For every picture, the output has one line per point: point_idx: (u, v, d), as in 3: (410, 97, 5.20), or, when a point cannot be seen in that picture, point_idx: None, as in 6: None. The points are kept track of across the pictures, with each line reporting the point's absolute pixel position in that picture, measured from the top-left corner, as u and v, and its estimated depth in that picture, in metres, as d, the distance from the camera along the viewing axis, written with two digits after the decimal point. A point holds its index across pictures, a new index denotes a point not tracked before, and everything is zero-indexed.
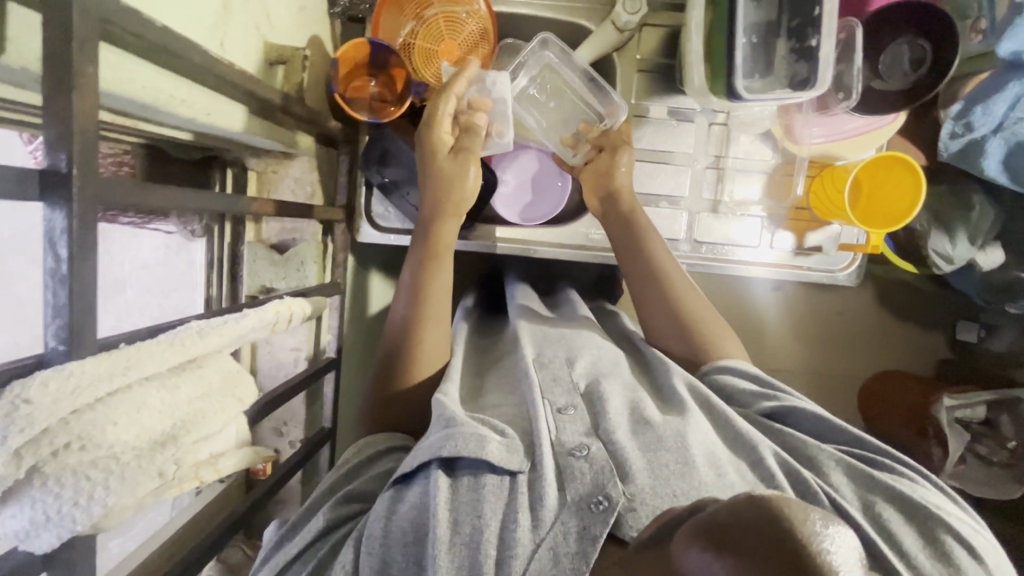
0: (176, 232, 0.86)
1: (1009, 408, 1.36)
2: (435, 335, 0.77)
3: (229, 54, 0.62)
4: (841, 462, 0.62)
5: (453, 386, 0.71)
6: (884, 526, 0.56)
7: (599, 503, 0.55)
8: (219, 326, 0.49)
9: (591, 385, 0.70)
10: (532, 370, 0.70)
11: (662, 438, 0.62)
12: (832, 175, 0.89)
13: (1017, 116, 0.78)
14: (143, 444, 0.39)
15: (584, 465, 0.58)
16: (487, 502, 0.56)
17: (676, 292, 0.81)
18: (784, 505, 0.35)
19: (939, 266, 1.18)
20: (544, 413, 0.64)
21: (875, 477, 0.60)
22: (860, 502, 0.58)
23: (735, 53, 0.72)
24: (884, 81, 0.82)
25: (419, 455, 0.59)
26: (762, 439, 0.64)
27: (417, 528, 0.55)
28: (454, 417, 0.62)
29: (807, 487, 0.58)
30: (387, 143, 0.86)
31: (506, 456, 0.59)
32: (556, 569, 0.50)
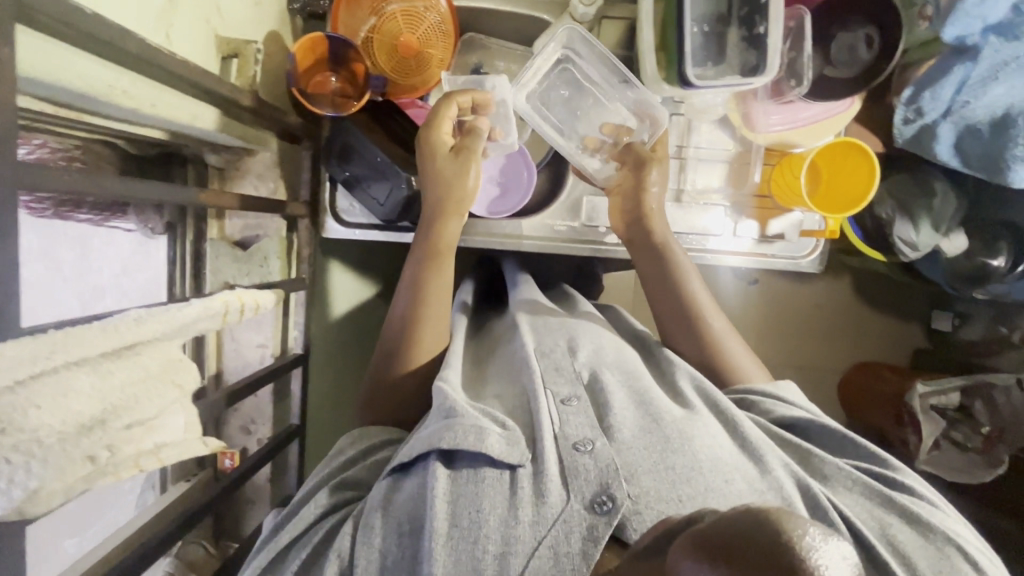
0: (136, 230, 0.84)
1: (981, 395, 1.36)
2: (433, 330, 0.78)
3: (176, 46, 0.62)
4: (855, 479, 0.64)
5: (453, 371, 0.72)
6: (897, 546, 0.57)
7: (603, 504, 0.56)
8: (160, 314, 0.49)
9: (593, 376, 0.71)
10: (534, 358, 0.72)
11: (669, 439, 0.63)
12: (789, 162, 0.88)
13: (963, 100, 0.79)
14: (71, 429, 0.39)
15: (589, 461, 0.60)
16: (486, 496, 0.58)
17: (692, 296, 0.82)
18: (783, 518, 0.34)
19: (904, 254, 1.19)
20: (547, 404, 0.65)
21: (892, 498, 0.62)
22: (871, 518, 0.60)
23: (685, 42, 0.76)
24: (836, 68, 0.85)
25: (418, 445, 0.62)
26: (773, 448, 0.66)
27: (413, 519, 0.58)
28: (454, 407, 0.64)
29: (817, 498, 0.60)
30: (346, 138, 0.85)
31: (506, 449, 0.60)
32: (556, 567, 0.53)
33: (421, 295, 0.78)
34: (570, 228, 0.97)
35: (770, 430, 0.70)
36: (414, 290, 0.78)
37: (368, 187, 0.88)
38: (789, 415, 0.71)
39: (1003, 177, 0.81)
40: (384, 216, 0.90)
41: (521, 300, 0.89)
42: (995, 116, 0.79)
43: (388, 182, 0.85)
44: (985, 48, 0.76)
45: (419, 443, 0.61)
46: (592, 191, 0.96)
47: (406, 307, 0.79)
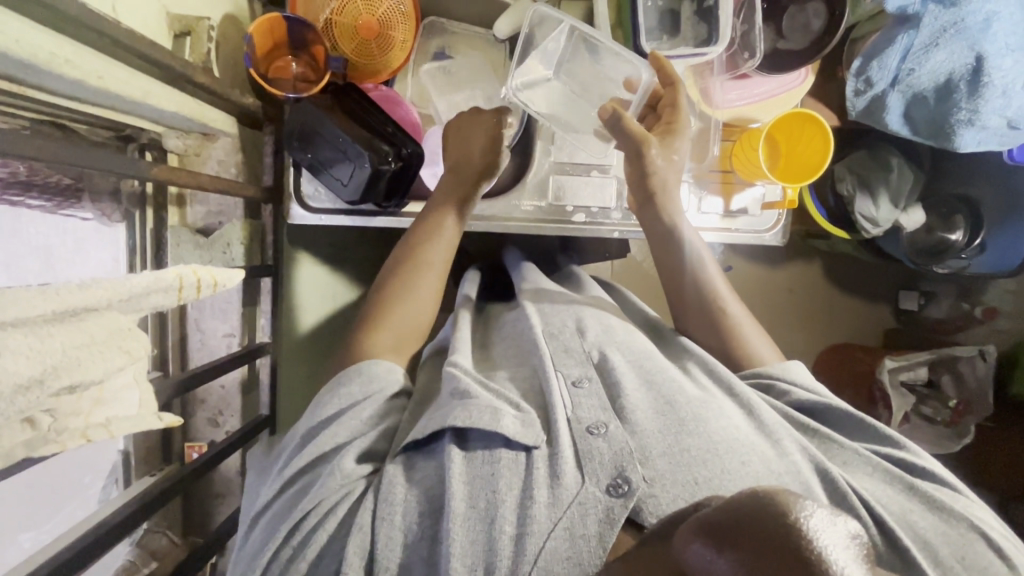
0: (93, 219, 0.81)
1: (950, 369, 1.41)
2: (397, 324, 0.77)
3: (123, 18, 0.61)
4: (874, 465, 0.65)
5: (465, 356, 0.73)
6: (919, 534, 0.58)
7: (619, 486, 0.57)
8: (107, 280, 0.47)
9: (603, 357, 0.73)
10: (544, 341, 0.74)
11: (683, 421, 0.65)
12: (748, 137, 0.90)
13: (909, 69, 0.82)
14: (10, 387, 0.38)
15: (603, 444, 0.61)
16: (503, 477, 0.58)
17: (701, 274, 0.83)
18: (787, 500, 0.36)
19: (866, 230, 1.21)
20: (558, 386, 0.67)
21: (916, 485, 0.62)
22: (892, 502, 0.61)
23: (638, 16, 0.85)
24: (788, 41, 0.88)
25: (431, 424, 0.62)
26: (789, 430, 0.66)
27: (432, 499, 0.58)
28: (468, 391, 0.65)
29: (835, 480, 0.60)
30: (305, 119, 0.84)
31: (521, 430, 0.61)
32: (572, 548, 0.53)
33: (406, 281, 0.80)
34: (537, 208, 0.96)
35: (787, 414, 0.70)
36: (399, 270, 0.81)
37: (332, 169, 0.88)
38: (805, 398, 0.72)
39: (950, 143, 0.85)
40: (348, 197, 0.89)
41: (526, 286, 0.88)
42: (939, 83, 0.82)
43: (352, 163, 0.85)
44: (925, 15, 0.79)
45: (435, 422, 0.62)
46: (557, 169, 0.96)
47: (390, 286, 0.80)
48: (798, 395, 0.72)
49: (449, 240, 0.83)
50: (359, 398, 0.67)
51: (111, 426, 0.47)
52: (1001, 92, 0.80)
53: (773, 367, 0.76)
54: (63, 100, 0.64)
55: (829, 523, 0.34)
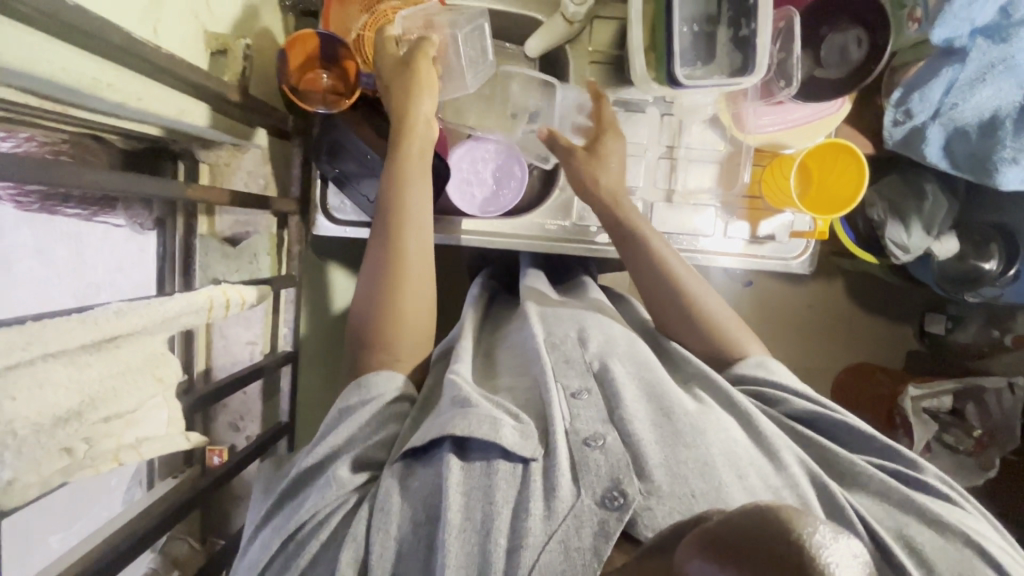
0: (124, 226, 0.85)
1: (974, 397, 1.35)
2: (413, 300, 0.76)
3: (162, 40, 0.62)
4: (875, 480, 0.63)
5: (464, 366, 0.73)
6: (918, 552, 0.56)
7: (614, 499, 0.57)
8: (142, 307, 0.48)
9: (604, 367, 0.72)
10: (544, 350, 0.73)
11: (681, 433, 0.64)
12: (781, 162, 0.89)
13: (952, 102, 0.80)
14: (48, 420, 0.39)
15: (599, 456, 0.60)
16: (499, 489, 0.58)
17: (676, 284, 0.80)
18: (792, 518, 0.33)
19: (895, 256, 1.18)
20: (558, 398, 0.66)
21: (916, 500, 0.60)
22: (890, 519, 0.60)
23: (674, 40, 0.74)
24: (825, 70, 0.86)
25: (430, 431, 0.61)
26: (787, 442, 0.65)
27: (428, 508, 0.58)
28: (468, 397, 0.64)
29: (833, 496, 0.60)
30: (336, 135, 0.85)
31: (520, 442, 0.60)
32: (566, 562, 0.53)
33: (390, 272, 0.75)
34: (561, 228, 0.97)
35: (785, 425, 0.69)
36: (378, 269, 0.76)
37: (359, 185, 0.90)
38: (803, 409, 0.70)
39: (990, 179, 0.83)
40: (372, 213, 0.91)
41: (528, 291, 0.88)
42: (984, 119, 0.80)
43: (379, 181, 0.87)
44: (972, 50, 0.77)
45: (435, 428, 0.61)
46: None
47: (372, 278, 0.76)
48: (793, 403, 0.70)
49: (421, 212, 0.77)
50: (357, 405, 0.67)
51: (140, 448, 0.47)
52: None
53: (761, 372, 0.74)
54: (109, 119, 0.66)
55: (836, 543, 0.32)
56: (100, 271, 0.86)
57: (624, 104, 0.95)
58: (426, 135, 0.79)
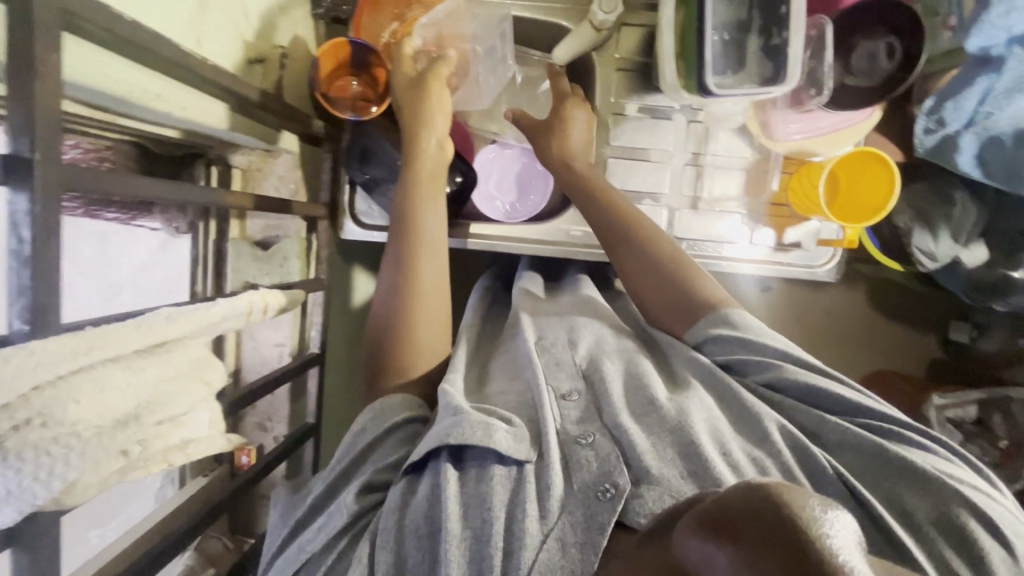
0: (161, 229, 0.86)
1: (1000, 407, 1.32)
2: (433, 298, 0.75)
3: (205, 51, 0.64)
4: (852, 436, 0.61)
5: (458, 375, 0.71)
6: (902, 511, 0.56)
7: (606, 491, 0.56)
8: (190, 313, 0.49)
9: (592, 363, 0.71)
10: (534, 353, 0.72)
11: (665, 415, 0.63)
12: (807, 172, 0.90)
13: (987, 111, 0.79)
14: (108, 423, 0.41)
15: (590, 453, 0.60)
16: (496, 494, 0.56)
17: (642, 238, 0.80)
18: (784, 492, 0.34)
19: (923, 263, 1.18)
20: (549, 401, 0.65)
21: (894, 455, 0.59)
22: (872, 478, 0.59)
23: (706, 48, 0.74)
24: (857, 77, 0.85)
25: (428, 442, 0.60)
26: (769, 412, 0.64)
27: (430, 523, 0.56)
28: (461, 405, 0.63)
29: (813, 461, 0.59)
30: (367, 141, 0.88)
31: (514, 445, 0.59)
32: (565, 558, 0.52)
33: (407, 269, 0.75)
34: (587, 233, 0.97)
35: (759, 391, 0.68)
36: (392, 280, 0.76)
37: (387, 186, 0.92)
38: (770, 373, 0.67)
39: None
40: None
41: (522, 299, 0.89)
42: (1019, 127, 0.79)
43: None
44: (1009, 58, 0.76)
45: (430, 441, 0.60)
46: None
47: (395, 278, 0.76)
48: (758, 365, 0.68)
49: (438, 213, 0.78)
50: (361, 427, 0.68)
51: (187, 450, 0.48)
52: None
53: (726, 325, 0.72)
54: (152, 127, 0.68)
55: (833, 519, 0.32)
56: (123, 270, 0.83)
57: (652, 109, 0.95)
58: (436, 153, 0.79)
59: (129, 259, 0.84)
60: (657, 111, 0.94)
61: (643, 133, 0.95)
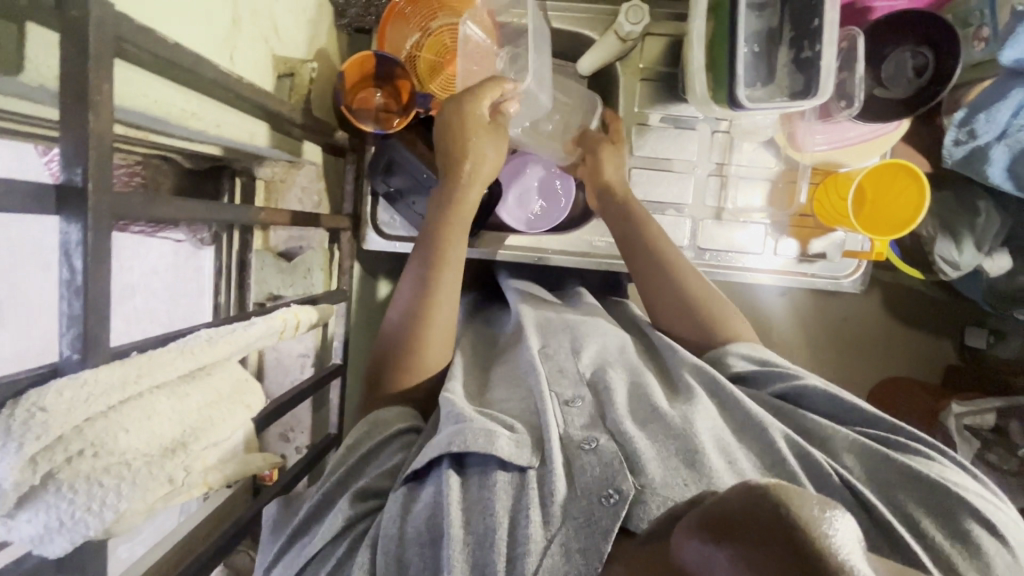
0: (185, 240, 0.88)
1: (1020, 416, 1.29)
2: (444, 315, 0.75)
3: (238, 67, 0.64)
4: (854, 441, 0.60)
5: (457, 383, 0.71)
6: (906, 514, 0.54)
7: (610, 496, 0.55)
8: (229, 334, 0.49)
9: (596, 374, 0.71)
10: (538, 362, 0.71)
11: (668, 424, 0.62)
12: (835, 183, 0.89)
13: (1020, 124, 0.78)
14: (156, 450, 0.41)
15: (592, 458, 0.58)
16: (498, 500, 0.55)
17: (664, 258, 0.83)
18: (782, 492, 0.33)
19: (945, 272, 1.17)
20: (551, 406, 0.64)
21: (896, 459, 0.57)
22: (875, 482, 0.57)
23: (737, 61, 0.72)
24: (887, 89, 0.84)
25: (429, 450, 0.59)
26: (775, 421, 0.63)
27: (431, 529, 0.55)
28: (463, 413, 0.62)
29: (817, 466, 0.58)
30: (392, 153, 0.86)
31: (516, 451, 0.58)
32: (568, 564, 0.51)
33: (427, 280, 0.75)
34: (610, 244, 0.98)
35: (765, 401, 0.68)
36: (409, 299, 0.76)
37: (410, 199, 0.91)
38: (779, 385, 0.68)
39: None
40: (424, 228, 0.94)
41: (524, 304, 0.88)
42: None
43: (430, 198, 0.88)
44: None
45: (433, 448, 0.59)
46: None
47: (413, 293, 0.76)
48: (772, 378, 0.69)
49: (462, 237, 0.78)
50: (360, 437, 0.68)
51: (224, 470, 0.48)
52: None
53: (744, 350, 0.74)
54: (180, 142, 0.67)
55: (837, 522, 0.31)
56: (136, 273, 0.84)
57: (676, 120, 0.94)
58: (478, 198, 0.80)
59: (142, 263, 0.85)
60: (683, 120, 0.94)
61: (670, 144, 0.94)
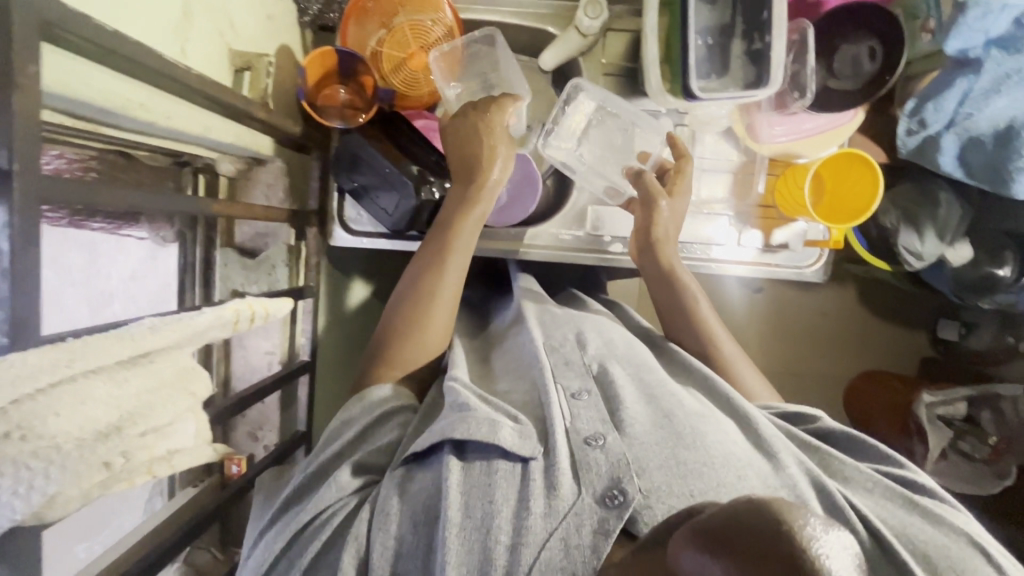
0: (148, 238, 0.85)
1: (989, 404, 1.31)
2: (435, 324, 0.76)
3: (190, 59, 0.64)
4: (876, 481, 0.63)
5: (462, 370, 0.72)
6: (917, 546, 0.55)
7: (614, 497, 0.55)
8: (174, 322, 0.48)
9: (603, 368, 0.71)
10: (543, 353, 0.72)
11: (680, 434, 0.62)
12: (794, 173, 0.90)
13: (966, 111, 0.81)
14: (90, 434, 0.40)
15: (600, 455, 0.59)
16: (499, 487, 0.56)
17: (697, 313, 0.82)
18: (783, 508, 0.35)
19: (909, 263, 1.18)
20: (558, 399, 0.65)
21: (917, 501, 0.60)
22: (893, 518, 0.59)
23: (689, 54, 0.75)
24: (840, 80, 0.87)
25: (431, 435, 0.60)
26: (786, 443, 0.64)
27: (427, 509, 0.56)
28: (467, 402, 0.63)
29: (832, 495, 0.59)
30: (356, 149, 0.86)
31: (519, 442, 0.59)
32: (566, 559, 0.52)
33: (425, 293, 0.76)
34: (575, 238, 0.97)
35: (789, 432, 0.69)
36: (410, 291, 0.77)
37: (376, 197, 0.90)
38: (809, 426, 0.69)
39: (1007, 188, 0.83)
40: (393, 224, 0.91)
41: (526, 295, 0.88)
42: (999, 129, 0.80)
43: (397, 193, 0.86)
44: (987, 61, 0.78)
45: (433, 434, 0.59)
46: (597, 200, 0.96)
47: (407, 300, 0.77)
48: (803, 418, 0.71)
49: (464, 256, 0.79)
50: (356, 415, 0.68)
51: (172, 460, 0.47)
52: None
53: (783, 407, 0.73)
54: (133, 135, 0.67)
55: (824, 533, 0.34)
56: (113, 279, 0.80)
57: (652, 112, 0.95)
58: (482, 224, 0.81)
59: (119, 269, 0.81)
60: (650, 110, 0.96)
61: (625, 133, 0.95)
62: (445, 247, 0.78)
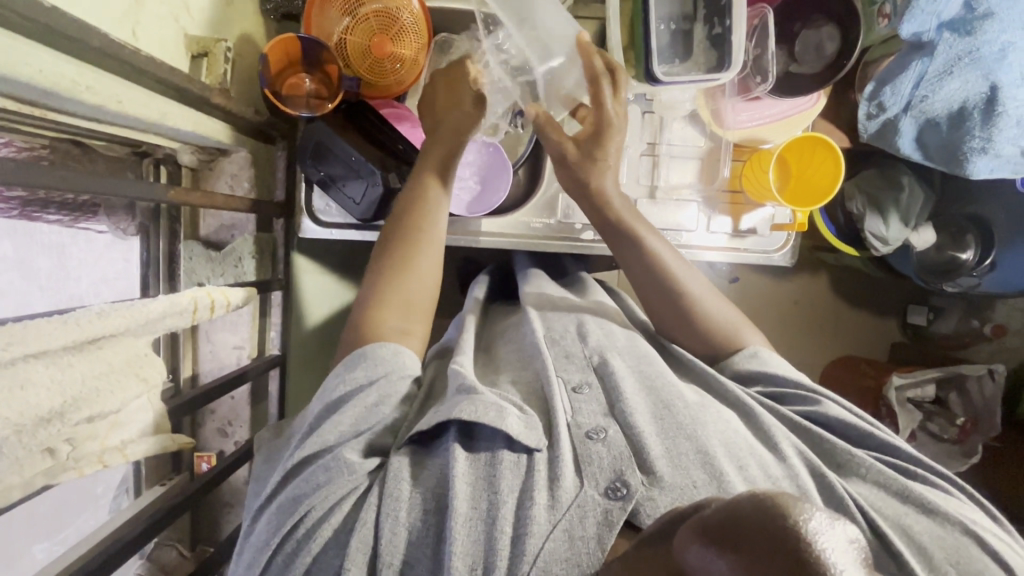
0: (108, 232, 0.84)
1: (957, 386, 1.34)
2: (420, 281, 0.75)
3: (142, 42, 0.63)
4: (871, 470, 0.62)
5: (467, 358, 0.72)
6: (911, 536, 0.56)
7: (617, 489, 0.55)
8: (126, 308, 0.47)
9: (603, 361, 0.71)
10: (544, 346, 0.72)
11: (681, 424, 0.63)
12: (759, 157, 0.91)
13: (921, 95, 0.83)
14: (30, 420, 0.39)
15: (602, 449, 0.59)
16: (505, 478, 0.56)
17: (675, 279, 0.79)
18: (786, 502, 0.32)
19: (876, 248, 1.19)
20: (560, 392, 0.65)
21: (910, 487, 0.60)
22: (886, 506, 0.59)
23: (651, 37, 0.76)
24: (801, 64, 0.88)
25: (436, 416, 0.60)
26: (785, 433, 0.65)
27: (438, 497, 0.55)
28: (471, 386, 0.63)
29: (831, 485, 0.59)
30: (320, 136, 0.85)
31: (525, 432, 0.59)
32: (571, 550, 0.51)
33: (403, 254, 0.76)
34: (546, 225, 0.97)
35: (783, 416, 0.68)
36: (391, 246, 0.77)
37: (343, 187, 0.88)
38: (801, 408, 0.69)
39: (962, 170, 0.86)
40: (360, 215, 0.90)
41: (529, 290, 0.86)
42: (952, 109, 0.83)
43: (364, 181, 0.86)
44: (939, 44, 0.80)
45: (440, 415, 0.59)
46: None
47: (385, 264, 0.76)
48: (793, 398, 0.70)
49: (438, 209, 0.78)
50: (364, 382, 0.64)
51: (125, 450, 0.50)
52: (1015, 121, 0.81)
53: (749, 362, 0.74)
54: (86, 123, 0.66)
55: (829, 526, 0.30)
56: (81, 283, 0.83)
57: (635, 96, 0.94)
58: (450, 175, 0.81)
59: (89, 273, 0.84)
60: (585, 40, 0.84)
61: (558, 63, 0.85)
62: (421, 204, 0.78)
